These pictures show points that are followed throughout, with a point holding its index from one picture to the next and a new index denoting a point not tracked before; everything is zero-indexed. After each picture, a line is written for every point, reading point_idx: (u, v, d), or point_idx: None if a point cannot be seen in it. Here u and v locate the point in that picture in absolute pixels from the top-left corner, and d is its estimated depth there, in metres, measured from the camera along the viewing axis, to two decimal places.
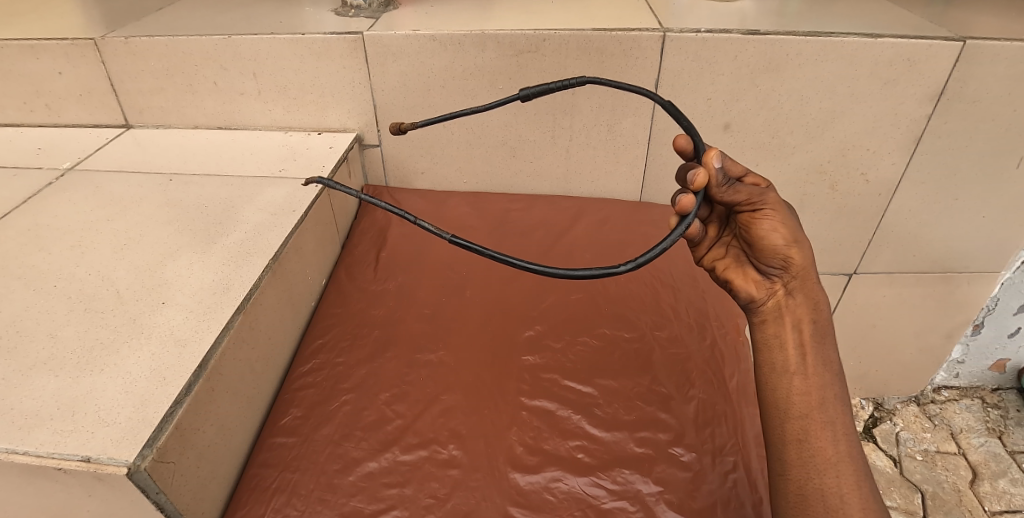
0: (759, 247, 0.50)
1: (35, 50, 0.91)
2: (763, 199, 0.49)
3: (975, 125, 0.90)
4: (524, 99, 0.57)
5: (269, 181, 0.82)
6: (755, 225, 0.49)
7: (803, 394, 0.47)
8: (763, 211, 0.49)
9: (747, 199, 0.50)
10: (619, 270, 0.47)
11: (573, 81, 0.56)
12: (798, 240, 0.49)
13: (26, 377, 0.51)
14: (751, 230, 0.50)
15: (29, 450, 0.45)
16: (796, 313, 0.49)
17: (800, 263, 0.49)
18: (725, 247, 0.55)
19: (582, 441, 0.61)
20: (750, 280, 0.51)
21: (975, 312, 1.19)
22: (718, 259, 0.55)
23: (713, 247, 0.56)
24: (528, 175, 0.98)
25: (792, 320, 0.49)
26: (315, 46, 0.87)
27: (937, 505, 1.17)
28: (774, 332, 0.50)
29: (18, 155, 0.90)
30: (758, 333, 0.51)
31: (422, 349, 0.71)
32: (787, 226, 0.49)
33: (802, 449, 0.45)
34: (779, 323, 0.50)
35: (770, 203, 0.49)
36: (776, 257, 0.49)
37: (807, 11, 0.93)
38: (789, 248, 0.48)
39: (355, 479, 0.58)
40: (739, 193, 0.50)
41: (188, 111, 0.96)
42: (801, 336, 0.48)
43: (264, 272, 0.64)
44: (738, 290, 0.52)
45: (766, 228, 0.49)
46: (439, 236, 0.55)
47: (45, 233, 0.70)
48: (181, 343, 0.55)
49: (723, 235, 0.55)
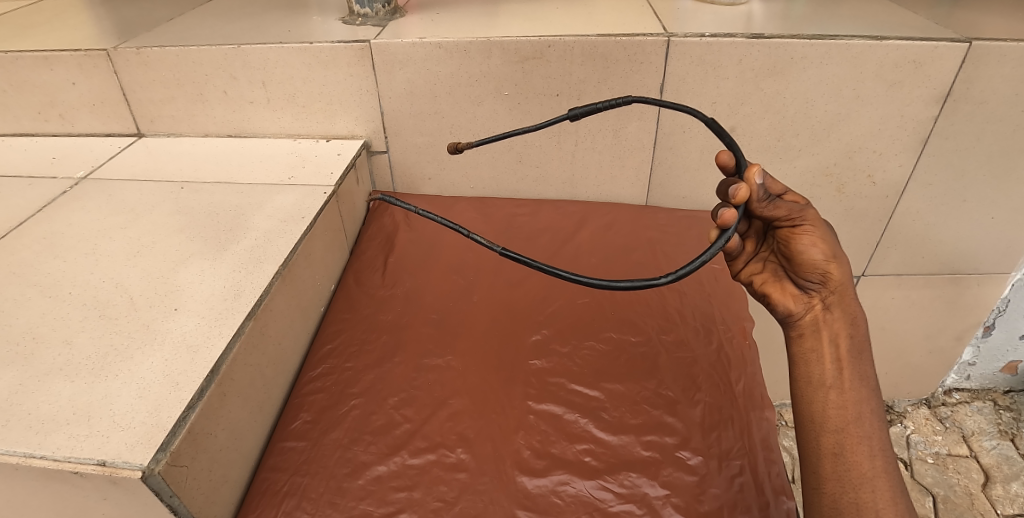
0: (798, 261, 0.50)
1: (49, 61, 0.93)
2: (803, 215, 0.50)
3: (982, 127, 0.89)
4: (573, 118, 0.58)
5: (279, 188, 0.83)
6: (795, 240, 0.50)
7: (838, 408, 0.47)
8: (803, 226, 0.50)
9: (786, 214, 0.50)
10: (659, 282, 0.48)
11: (618, 100, 0.57)
12: (837, 256, 0.49)
13: (43, 382, 0.52)
14: (791, 246, 0.50)
15: (47, 454, 0.46)
16: (833, 327, 0.49)
17: (838, 278, 0.49)
18: (762, 262, 0.55)
19: (589, 444, 0.62)
20: (788, 293, 0.52)
21: (986, 313, 1.18)
22: (755, 274, 0.55)
23: (750, 261, 0.56)
24: (534, 180, 0.99)
25: (830, 335, 0.49)
26: (322, 55, 0.88)
27: (948, 509, 1.16)
28: (811, 347, 0.50)
29: (33, 164, 0.91)
30: (795, 346, 0.51)
31: (428, 354, 0.72)
32: (826, 241, 0.49)
33: (837, 464, 0.45)
34: (816, 338, 0.50)
35: (810, 219, 0.50)
36: (815, 272, 0.50)
37: (812, 13, 0.93)
38: (828, 263, 0.49)
39: (364, 483, 0.59)
40: (779, 209, 0.50)
41: (199, 120, 0.97)
42: (838, 351, 0.49)
43: (273, 278, 0.65)
44: (776, 304, 0.53)
45: (806, 244, 0.49)
46: (491, 249, 0.58)
47: (60, 241, 0.72)
48: (192, 350, 0.56)
49: (761, 250, 0.56)
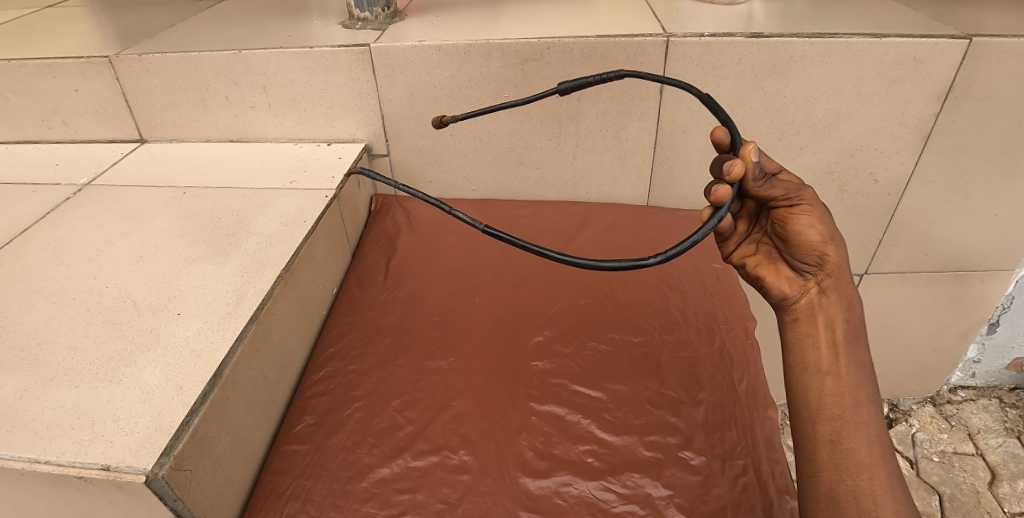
0: (795, 241, 0.50)
1: (51, 69, 0.93)
2: (801, 194, 0.50)
3: (984, 123, 0.89)
4: (563, 92, 0.59)
5: (281, 193, 0.83)
6: (792, 221, 0.50)
7: (835, 394, 0.47)
8: (800, 206, 0.50)
9: (783, 193, 0.50)
10: (649, 262, 0.48)
11: (611, 74, 0.57)
12: (834, 237, 0.49)
13: (48, 387, 0.53)
14: (787, 226, 0.50)
15: (52, 459, 0.46)
16: (829, 312, 0.50)
17: (835, 261, 0.49)
18: (755, 243, 0.55)
19: (592, 445, 0.62)
20: (783, 277, 0.52)
21: (991, 310, 1.17)
22: (749, 256, 0.55)
23: (742, 243, 0.56)
24: (535, 181, 0.99)
25: (825, 319, 0.49)
26: (323, 59, 0.88)
27: (955, 507, 1.16)
28: (806, 331, 0.50)
29: (36, 172, 0.92)
30: (789, 331, 0.51)
31: (431, 356, 0.72)
32: (824, 222, 0.49)
33: (834, 451, 0.45)
34: (812, 322, 0.50)
35: (807, 199, 0.50)
36: (811, 254, 0.50)
37: (811, 12, 0.93)
38: (826, 244, 0.49)
39: (367, 485, 0.59)
40: (776, 188, 0.50)
41: (201, 125, 0.98)
42: (834, 335, 0.49)
43: (275, 282, 0.66)
44: (770, 287, 0.53)
45: (803, 224, 0.49)
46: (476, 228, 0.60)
47: (64, 247, 0.72)
48: (196, 354, 0.56)
49: (753, 231, 0.56)
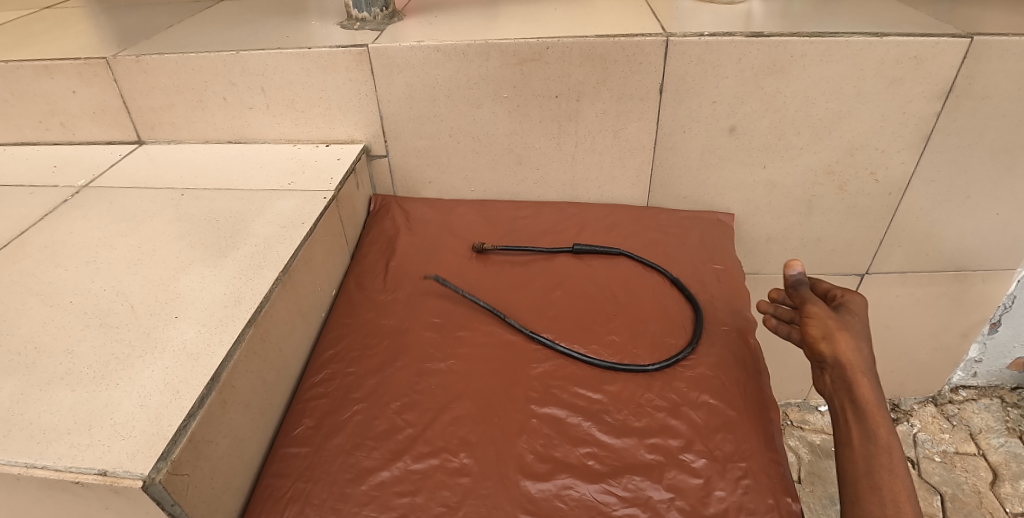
0: (838, 390, 0.60)
1: (49, 70, 0.93)
2: (841, 346, 0.61)
3: (985, 122, 0.89)
4: None
5: (279, 194, 0.83)
6: (840, 350, 0.61)
7: None
8: (842, 344, 0.61)
9: (823, 327, 0.63)
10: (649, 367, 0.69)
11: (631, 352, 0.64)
12: (869, 382, 0.59)
13: (44, 391, 0.52)
14: (836, 365, 0.61)
15: (48, 464, 0.46)
16: (880, 458, 0.55)
17: (870, 400, 0.58)
18: (816, 378, 0.64)
19: (592, 448, 0.61)
20: (834, 409, 0.60)
21: (992, 310, 1.17)
22: (816, 376, 0.64)
23: (812, 374, 0.64)
24: (534, 182, 0.99)
25: (878, 451, 0.55)
26: (321, 60, 0.88)
27: (957, 507, 1.14)
28: (862, 444, 0.56)
29: (34, 174, 0.92)
30: (846, 434, 0.58)
31: (431, 358, 0.72)
32: (865, 365, 0.60)
33: None
34: (865, 439, 0.56)
35: (852, 358, 0.60)
36: (844, 386, 0.60)
37: (811, 11, 0.92)
38: (861, 382, 0.59)
39: (366, 488, 0.58)
40: (816, 328, 0.64)
41: (199, 127, 0.97)
42: (875, 449, 0.56)
43: (274, 284, 0.65)
44: (831, 401, 0.61)
45: (848, 351, 0.61)
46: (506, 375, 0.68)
47: (61, 250, 0.72)
48: (193, 357, 0.55)
49: (815, 370, 0.64)
